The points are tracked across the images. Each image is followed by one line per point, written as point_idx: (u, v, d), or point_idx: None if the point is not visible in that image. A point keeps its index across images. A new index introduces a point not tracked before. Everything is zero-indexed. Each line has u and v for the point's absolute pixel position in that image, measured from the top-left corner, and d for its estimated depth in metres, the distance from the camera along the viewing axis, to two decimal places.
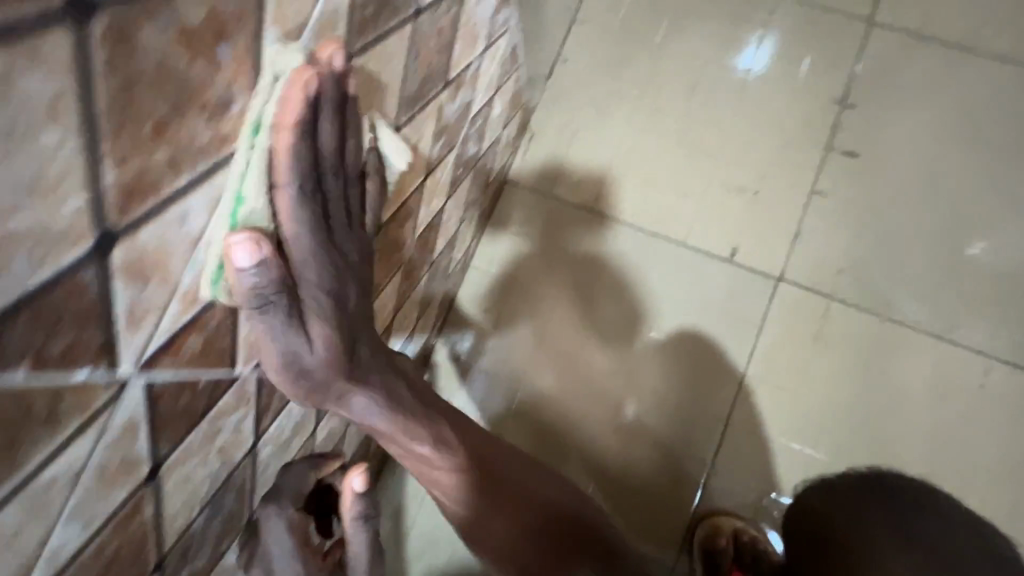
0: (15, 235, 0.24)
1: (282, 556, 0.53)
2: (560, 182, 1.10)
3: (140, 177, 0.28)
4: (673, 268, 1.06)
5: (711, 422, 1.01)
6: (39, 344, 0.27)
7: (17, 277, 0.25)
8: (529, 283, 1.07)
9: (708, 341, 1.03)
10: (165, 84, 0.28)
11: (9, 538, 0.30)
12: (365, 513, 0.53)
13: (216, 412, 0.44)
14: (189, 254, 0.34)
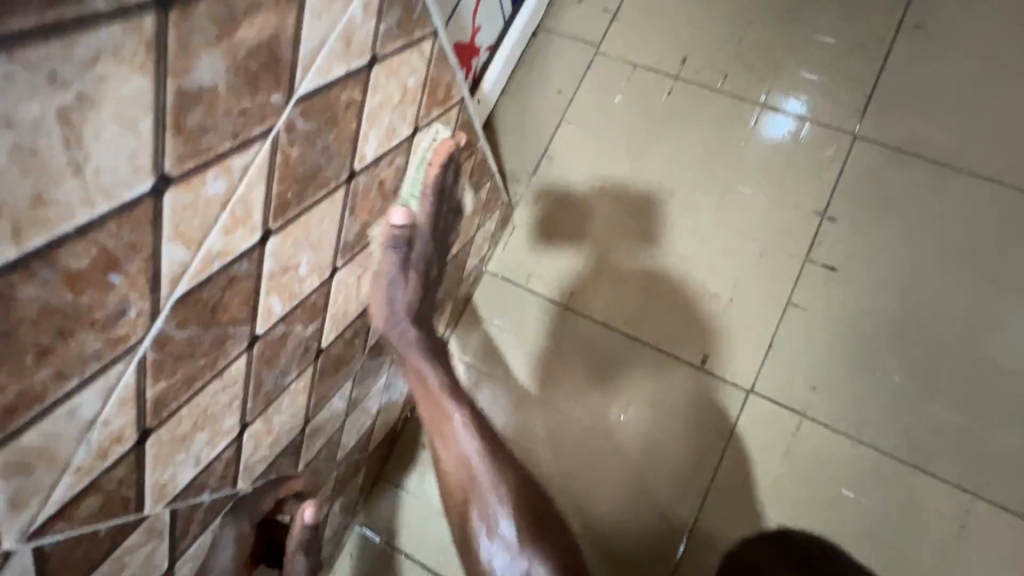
0: None
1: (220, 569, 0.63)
2: (607, 218, 1.14)
3: (23, 395, 0.33)
4: (675, 349, 1.07)
5: (687, 499, 1.01)
6: None
7: None
8: (589, 307, 1.11)
9: (681, 438, 1.03)
10: (49, 319, 0.32)
11: None
12: (306, 545, 0.69)
13: (119, 552, 0.47)
14: (80, 436, 0.38)
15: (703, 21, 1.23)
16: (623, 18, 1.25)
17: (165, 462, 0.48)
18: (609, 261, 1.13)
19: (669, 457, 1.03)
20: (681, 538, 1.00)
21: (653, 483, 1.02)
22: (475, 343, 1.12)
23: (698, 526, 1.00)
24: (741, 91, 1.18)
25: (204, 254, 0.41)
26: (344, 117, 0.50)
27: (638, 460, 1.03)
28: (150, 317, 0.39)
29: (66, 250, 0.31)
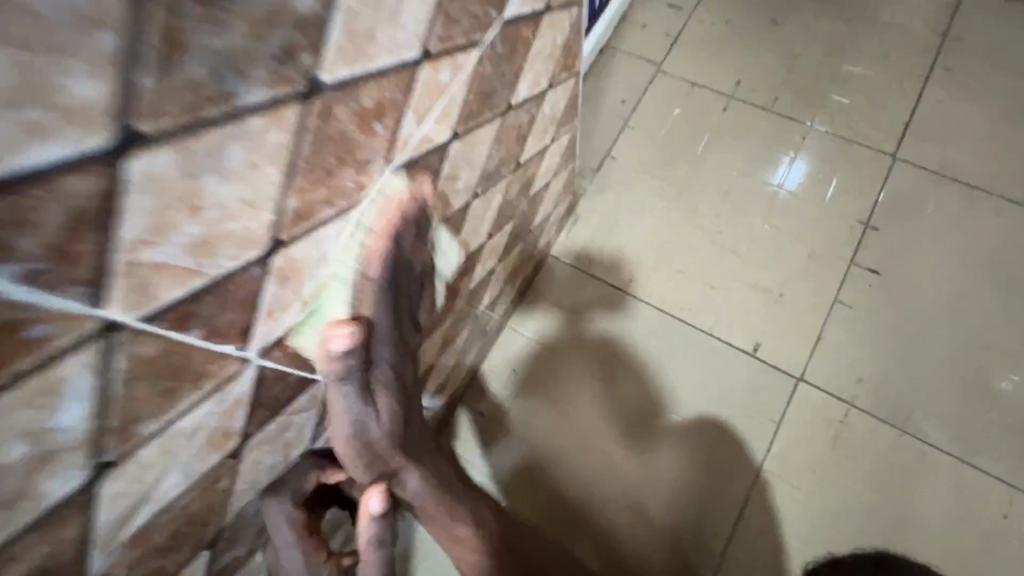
0: (232, 237, 0.34)
1: (286, 548, 0.55)
2: (666, 216, 1.24)
3: (306, 206, 0.39)
4: (728, 338, 1.13)
5: (737, 482, 1.04)
6: (213, 317, 0.36)
7: (222, 265, 0.34)
8: (647, 293, 1.18)
9: (730, 421, 1.08)
10: (340, 144, 0.39)
11: (142, 470, 0.37)
12: (380, 536, 0.53)
13: (292, 408, 0.51)
14: (316, 269, 0.43)
15: (755, 51, 1.37)
16: (682, 43, 1.39)
17: None
18: (667, 253, 1.21)
19: (671, 448, 1.07)
20: (729, 523, 1.01)
21: (702, 465, 1.05)
22: (538, 317, 1.17)
23: (745, 510, 1.02)
24: (789, 114, 1.30)
25: (423, 135, 0.48)
26: (519, 54, 0.59)
27: (689, 441, 1.07)
28: (380, 177, 0.46)
29: (366, 88, 0.38)
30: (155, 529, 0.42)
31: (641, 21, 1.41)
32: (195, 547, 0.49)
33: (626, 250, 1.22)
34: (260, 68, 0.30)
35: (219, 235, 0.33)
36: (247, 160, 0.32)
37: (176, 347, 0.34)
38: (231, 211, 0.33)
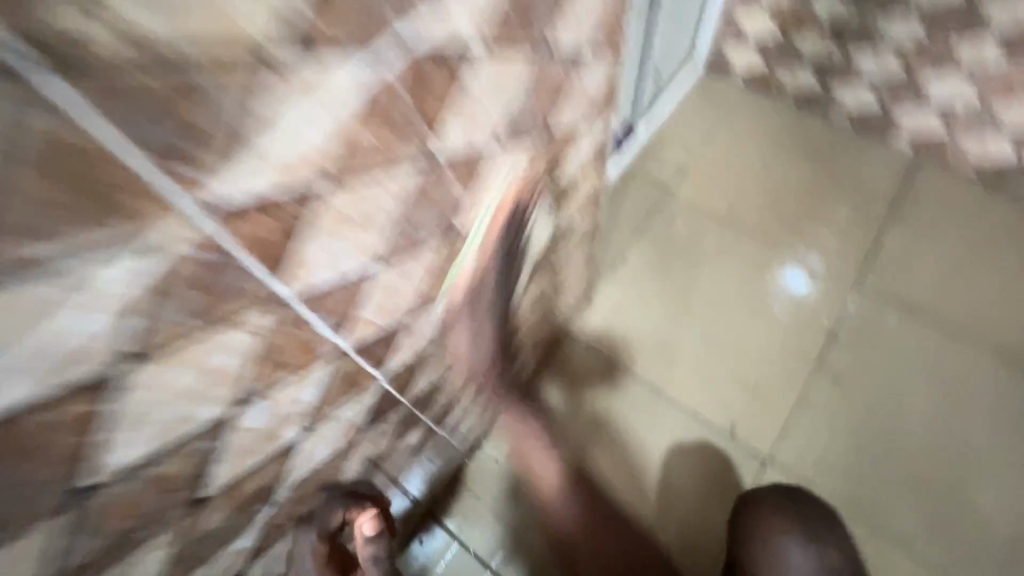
0: (395, 308, 0.63)
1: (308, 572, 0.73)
2: (664, 311, 1.52)
3: (430, 293, 0.68)
4: (711, 416, 1.40)
5: (709, 516, 1.34)
6: (375, 351, 0.64)
7: (388, 322, 0.63)
8: (649, 371, 1.46)
9: (711, 473, 1.36)
10: (454, 259, 0.68)
11: (317, 434, 0.64)
12: (377, 552, 0.74)
13: (388, 416, 0.78)
14: (425, 328, 0.72)
15: (748, 186, 1.69)
16: (689, 174, 1.72)
17: (427, 368, 0.80)
18: (664, 342, 1.48)
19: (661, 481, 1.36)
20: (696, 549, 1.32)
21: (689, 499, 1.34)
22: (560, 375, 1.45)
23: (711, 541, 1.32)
24: (772, 241, 1.60)
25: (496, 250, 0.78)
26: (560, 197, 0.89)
27: (680, 480, 1.36)
28: (469, 275, 0.75)
29: (472, 230, 0.68)
30: (307, 480, 0.69)
31: (658, 153, 1.76)
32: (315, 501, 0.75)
33: (628, 335, 1.50)
34: (431, 228, 0.60)
35: (392, 307, 0.62)
36: (413, 270, 0.61)
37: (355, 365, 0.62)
38: (401, 296, 0.62)
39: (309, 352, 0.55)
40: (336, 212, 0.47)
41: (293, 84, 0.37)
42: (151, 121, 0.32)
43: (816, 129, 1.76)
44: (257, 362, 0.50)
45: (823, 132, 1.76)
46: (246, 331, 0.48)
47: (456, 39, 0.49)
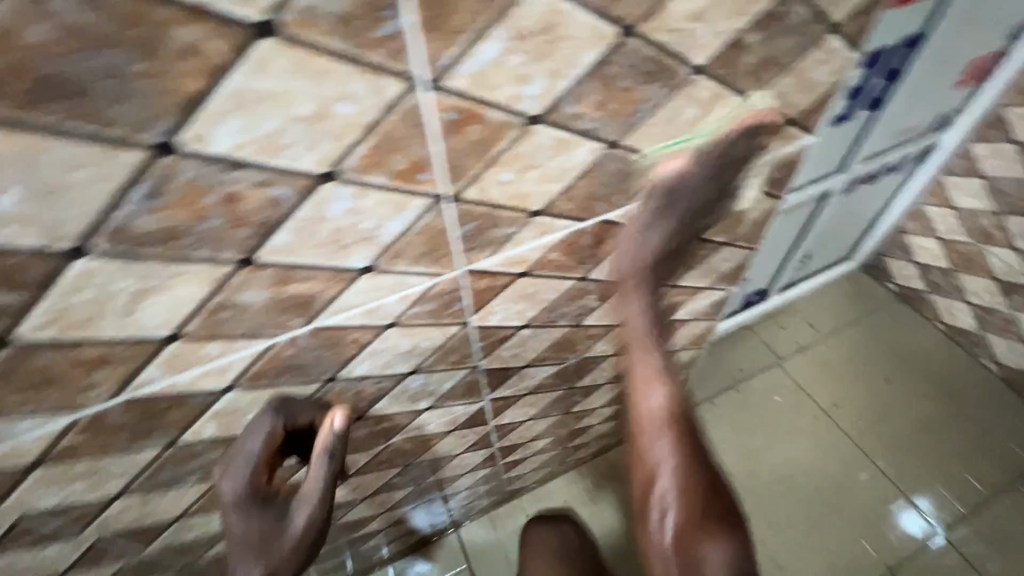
0: (520, 361, 0.87)
1: (246, 459, 0.64)
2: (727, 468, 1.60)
3: (545, 360, 0.92)
4: None
5: None
6: (494, 383, 0.90)
7: (510, 368, 0.88)
8: None
9: None
10: (572, 346, 0.92)
11: (431, 420, 0.90)
12: (332, 449, 0.66)
13: (475, 430, 1.02)
14: (531, 382, 0.96)
15: (862, 390, 1.71)
16: (807, 354, 1.79)
17: (518, 410, 1.04)
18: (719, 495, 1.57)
19: None
20: None
21: None
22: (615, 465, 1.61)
23: None
24: (867, 454, 1.61)
25: (604, 350, 1.00)
26: (670, 331, 1.10)
27: None
28: (577, 360, 0.98)
29: (594, 331, 0.92)
30: (411, 440, 0.93)
31: (782, 323, 1.85)
32: (403, 465, 1.00)
33: None
34: (566, 321, 0.84)
35: (518, 360, 0.87)
36: (543, 342, 0.86)
37: (478, 387, 0.88)
38: (526, 354, 0.87)
39: (460, 364, 0.79)
40: (522, 292, 0.72)
41: (543, 225, 0.63)
42: (473, 227, 0.58)
43: (958, 367, 1.74)
44: (432, 360, 0.75)
45: (966, 374, 1.73)
46: (437, 338, 0.72)
47: None
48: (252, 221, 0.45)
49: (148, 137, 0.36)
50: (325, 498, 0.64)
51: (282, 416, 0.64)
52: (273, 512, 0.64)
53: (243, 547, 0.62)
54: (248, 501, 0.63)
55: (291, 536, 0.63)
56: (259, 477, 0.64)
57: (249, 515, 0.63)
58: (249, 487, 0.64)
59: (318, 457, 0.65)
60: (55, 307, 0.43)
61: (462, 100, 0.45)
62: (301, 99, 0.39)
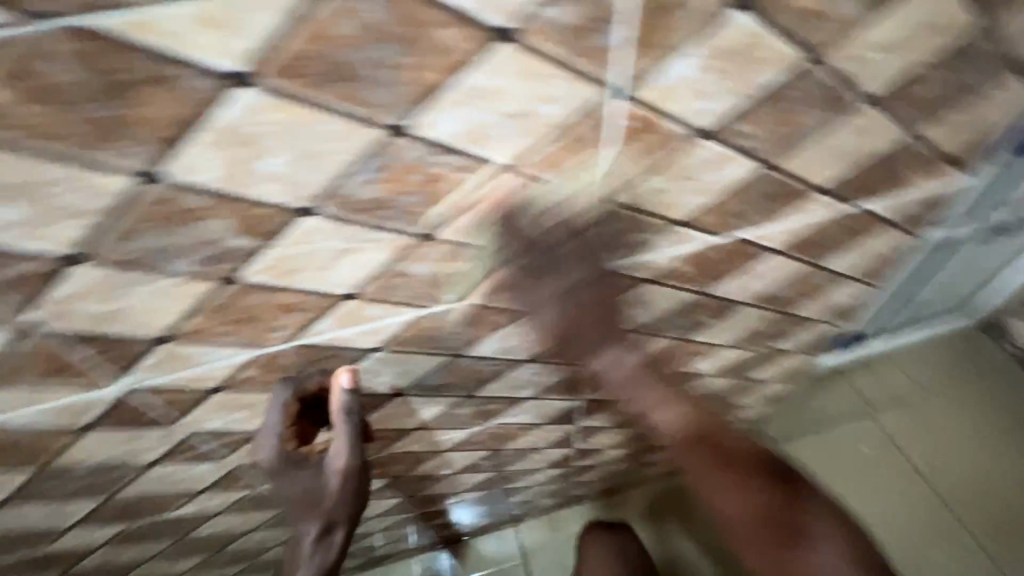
0: None
1: (267, 432, 0.67)
2: None
3: (646, 368, 0.93)
4: None
5: None
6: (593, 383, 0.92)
7: None
8: None
9: None
10: (675, 359, 0.93)
11: (529, 410, 0.94)
12: (350, 406, 0.65)
13: (563, 427, 1.05)
14: (626, 388, 0.97)
15: (971, 457, 1.53)
16: (904, 407, 1.64)
17: (606, 414, 1.06)
18: None
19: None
20: None
21: None
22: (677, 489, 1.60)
23: None
24: (950, 509, 1.52)
25: (702, 367, 1.00)
26: (771, 360, 1.08)
27: None
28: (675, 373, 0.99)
29: (698, 347, 0.92)
30: (506, 426, 0.97)
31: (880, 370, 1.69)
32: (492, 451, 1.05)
33: None
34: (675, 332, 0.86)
35: None
36: (649, 350, 0.88)
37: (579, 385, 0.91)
38: None
39: (569, 360, 0.83)
40: (645, 298, 0.75)
41: (682, 235, 0.65)
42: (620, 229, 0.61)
43: None
44: (546, 351, 0.79)
45: None
46: None
47: (774, 243, 0.73)
48: (444, 200, 0.51)
49: (390, 120, 0.43)
50: (354, 453, 0.64)
51: (288, 388, 0.66)
52: (310, 471, 0.66)
53: (292, 504, 0.67)
54: (285, 467, 0.66)
55: (334, 489, 0.65)
56: (286, 445, 0.66)
57: (285, 479, 0.66)
58: (279, 456, 0.66)
59: (337, 417, 0.64)
60: (277, 256, 0.50)
61: (645, 109, 0.49)
62: (514, 98, 0.44)
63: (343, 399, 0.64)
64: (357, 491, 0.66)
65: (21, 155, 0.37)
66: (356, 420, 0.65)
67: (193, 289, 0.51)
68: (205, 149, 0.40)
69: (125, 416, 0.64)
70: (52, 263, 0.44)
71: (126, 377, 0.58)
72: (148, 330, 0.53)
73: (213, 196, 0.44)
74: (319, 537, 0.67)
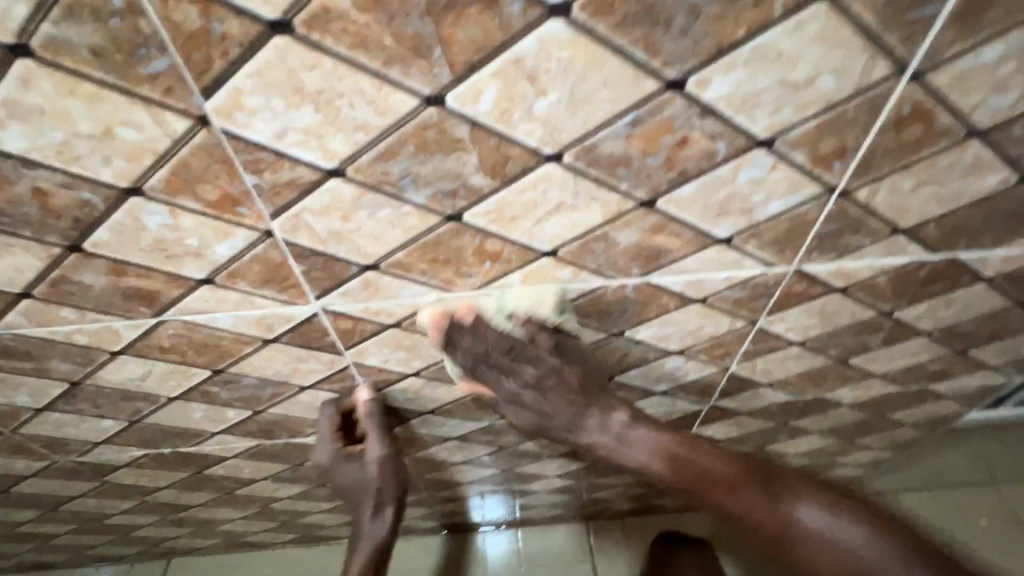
0: (766, 377, 0.85)
1: (320, 437, 0.83)
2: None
3: (786, 384, 0.88)
4: None
5: None
6: (728, 390, 0.88)
7: (751, 380, 0.86)
8: None
9: None
10: (821, 379, 0.87)
11: (654, 405, 0.91)
12: (371, 403, 0.80)
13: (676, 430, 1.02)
14: (758, 401, 0.93)
15: None
16: None
17: (724, 425, 1.01)
18: None
19: None
20: None
21: None
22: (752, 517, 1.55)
23: None
24: None
25: (843, 394, 0.93)
26: (916, 400, 1.00)
27: None
28: (812, 396, 0.93)
29: (851, 371, 0.86)
30: None
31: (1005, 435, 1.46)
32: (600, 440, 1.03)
33: None
34: (836, 352, 0.80)
35: (765, 375, 0.85)
36: (799, 365, 0.83)
37: (714, 388, 0.87)
38: (776, 372, 0.84)
39: (718, 360, 0.80)
40: (824, 307, 0.70)
41: (896, 245, 0.61)
42: (835, 228, 0.58)
43: None
44: (700, 347, 0.76)
45: None
46: (721, 328, 0.72)
47: (987, 271, 0.66)
48: (682, 167, 0.49)
49: (674, 71, 0.41)
50: (385, 442, 0.82)
51: (331, 401, 0.81)
52: (356, 462, 0.83)
53: (346, 489, 0.85)
54: (336, 462, 0.82)
55: (377, 476, 0.83)
56: (336, 444, 0.83)
57: (340, 472, 0.83)
58: (332, 454, 0.82)
59: (364, 415, 0.80)
60: (503, 200, 0.51)
61: (929, 97, 0.45)
62: (802, 65, 0.42)
63: (364, 399, 0.79)
64: (397, 471, 0.84)
65: (337, 61, 0.39)
66: (378, 413, 0.81)
67: (417, 222, 0.52)
68: (493, 79, 0.41)
69: (306, 336, 0.67)
70: (317, 172, 0.47)
71: (322, 299, 0.61)
72: (361, 256, 0.55)
73: (478, 128, 0.44)
74: (375, 514, 0.88)
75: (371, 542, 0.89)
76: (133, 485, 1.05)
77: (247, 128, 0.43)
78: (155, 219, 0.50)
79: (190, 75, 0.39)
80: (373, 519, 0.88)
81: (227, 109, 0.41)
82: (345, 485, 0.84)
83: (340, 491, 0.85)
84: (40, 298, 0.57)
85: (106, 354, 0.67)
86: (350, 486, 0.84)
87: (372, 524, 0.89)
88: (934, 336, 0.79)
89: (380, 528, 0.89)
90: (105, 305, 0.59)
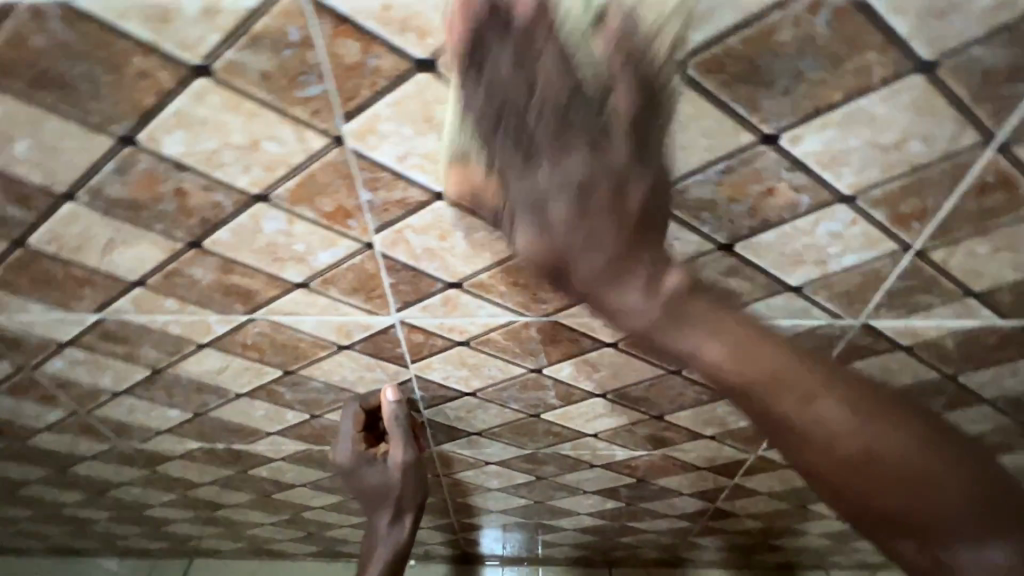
0: None
1: (343, 439, 0.83)
2: None
3: None
4: None
5: None
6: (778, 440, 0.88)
7: None
8: None
9: None
10: None
11: (700, 449, 0.91)
12: (397, 413, 0.78)
13: (718, 478, 1.00)
14: None
15: None
16: None
17: (769, 477, 1.00)
18: None
19: None
20: None
21: None
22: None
23: None
24: None
25: None
26: None
27: None
28: None
29: None
30: (668, 459, 0.95)
31: None
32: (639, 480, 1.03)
33: None
34: None
35: None
36: None
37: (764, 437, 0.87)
38: None
39: None
40: (887, 364, 0.70)
41: (967, 307, 0.61)
42: (908, 285, 0.59)
43: None
44: None
45: None
46: None
47: None
48: (763, 214, 0.52)
49: (769, 126, 0.45)
50: (408, 450, 0.83)
51: (355, 402, 0.81)
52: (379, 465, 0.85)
53: (365, 490, 0.87)
54: (359, 463, 0.84)
55: (399, 479, 0.86)
56: (359, 447, 0.83)
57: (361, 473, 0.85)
58: (354, 455, 0.83)
59: (390, 423, 0.79)
60: None
61: (1014, 167, 0.47)
62: (891, 129, 0.45)
63: (390, 408, 0.78)
64: (418, 475, 0.87)
65: None
66: (403, 422, 0.80)
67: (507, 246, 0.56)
68: None
69: (378, 346, 0.71)
70: (426, 194, 0.51)
71: (401, 311, 0.65)
72: (448, 274, 0.59)
73: None
74: (393, 517, 0.90)
75: (387, 545, 0.91)
76: (180, 478, 1.09)
77: (374, 150, 0.48)
78: (272, 225, 0.55)
79: (337, 101, 0.44)
80: (392, 518, 0.90)
81: (361, 132, 0.46)
82: (366, 486, 0.86)
83: (359, 490, 0.87)
84: (152, 287, 0.63)
85: (193, 346, 0.72)
86: (371, 487, 0.86)
87: (389, 523, 0.91)
88: (1000, 406, 0.78)
89: (398, 529, 0.92)
90: (205, 299, 0.64)
